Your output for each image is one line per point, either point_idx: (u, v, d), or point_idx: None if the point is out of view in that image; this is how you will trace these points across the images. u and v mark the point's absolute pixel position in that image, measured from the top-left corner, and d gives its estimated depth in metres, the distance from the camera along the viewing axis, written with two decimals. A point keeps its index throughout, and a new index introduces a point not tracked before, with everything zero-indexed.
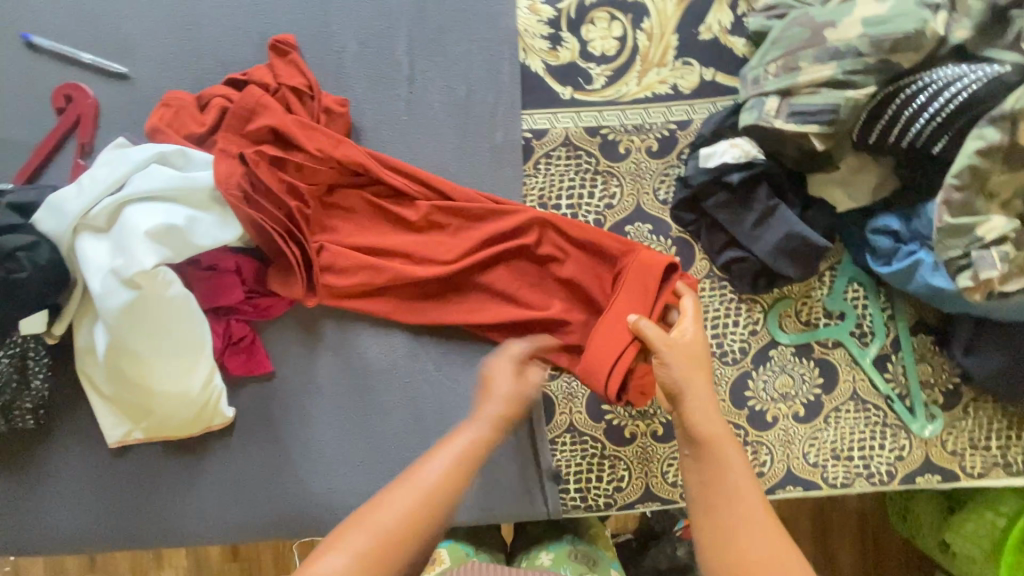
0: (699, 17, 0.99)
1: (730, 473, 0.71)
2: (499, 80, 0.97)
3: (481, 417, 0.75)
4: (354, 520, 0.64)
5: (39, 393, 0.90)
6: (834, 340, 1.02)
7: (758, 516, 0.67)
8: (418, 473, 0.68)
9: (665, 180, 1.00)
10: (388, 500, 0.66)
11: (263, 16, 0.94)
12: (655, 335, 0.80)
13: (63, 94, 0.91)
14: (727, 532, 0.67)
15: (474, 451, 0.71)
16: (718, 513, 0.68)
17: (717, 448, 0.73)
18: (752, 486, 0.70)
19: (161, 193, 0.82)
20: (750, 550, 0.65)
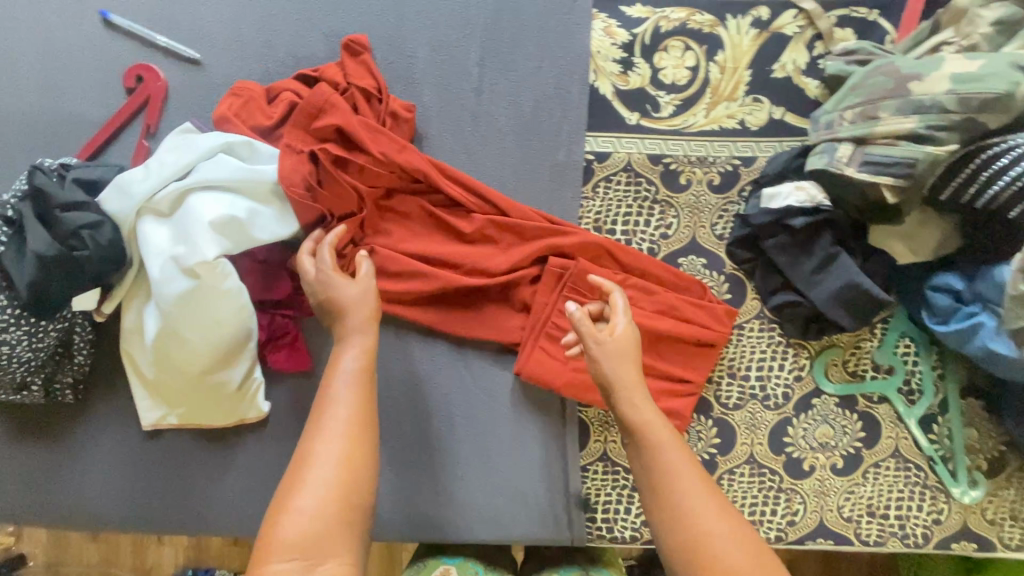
0: (775, 54, 0.97)
1: (663, 447, 0.71)
2: (566, 100, 0.96)
3: (350, 332, 0.78)
4: (290, 484, 0.64)
5: (80, 368, 0.91)
6: (880, 394, 1.00)
7: (689, 476, 0.69)
8: (331, 419, 0.70)
9: (723, 216, 0.99)
10: (320, 452, 0.66)
11: (338, 14, 0.94)
12: (588, 326, 0.80)
13: (135, 74, 0.92)
14: (671, 507, 0.67)
15: (362, 384, 0.74)
16: (662, 490, 0.69)
17: (645, 426, 0.73)
18: (677, 450, 0.71)
19: (227, 184, 0.82)
20: (695, 520, 0.66)
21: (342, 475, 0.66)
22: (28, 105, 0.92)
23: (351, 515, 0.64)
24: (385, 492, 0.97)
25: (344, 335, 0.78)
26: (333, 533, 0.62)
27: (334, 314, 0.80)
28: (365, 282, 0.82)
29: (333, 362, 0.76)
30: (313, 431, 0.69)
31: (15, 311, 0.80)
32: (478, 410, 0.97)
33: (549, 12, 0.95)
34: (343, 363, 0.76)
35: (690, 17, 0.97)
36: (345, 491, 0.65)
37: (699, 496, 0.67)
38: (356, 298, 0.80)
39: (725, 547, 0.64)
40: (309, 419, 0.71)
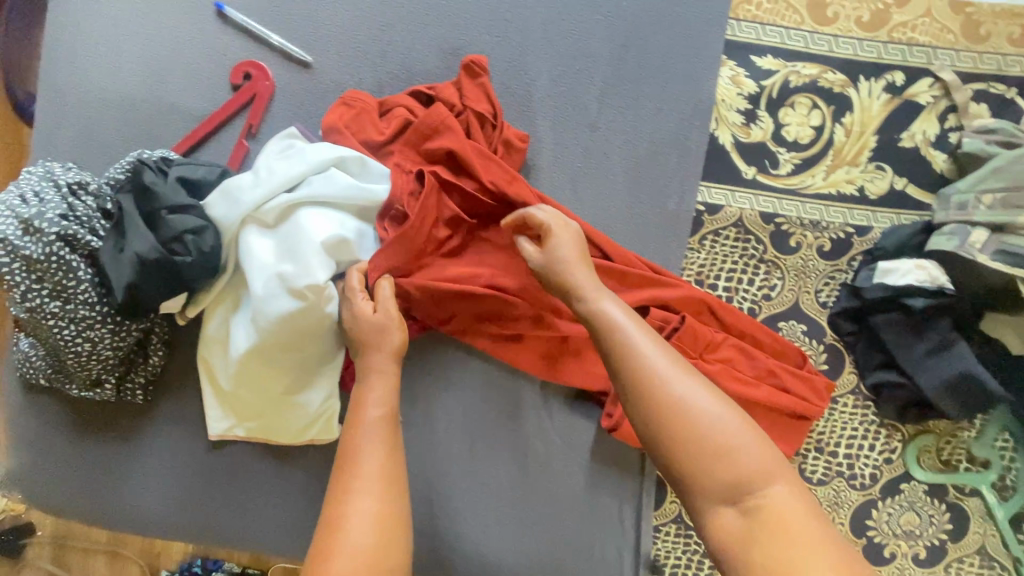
0: (904, 122, 0.93)
1: (623, 328, 0.67)
2: (685, 146, 0.92)
3: (372, 369, 0.74)
4: (321, 554, 0.59)
5: (154, 369, 0.87)
6: (972, 487, 0.95)
7: (652, 349, 0.65)
8: (358, 481, 0.65)
9: (829, 284, 0.95)
10: (351, 517, 0.61)
11: (459, 32, 0.90)
12: (531, 249, 0.79)
13: (243, 71, 0.89)
14: (636, 383, 0.63)
15: (387, 437, 0.69)
16: (628, 371, 0.64)
17: (600, 313, 0.69)
18: (635, 328, 0.67)
19: (337, 201, 0.79)
20: (663, 388, 0.62)
21: (377, 544, 0.60)
22: (130, 91, 0.88)
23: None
24: (445, 535, 0.91)
25: (369, 373, 0.74)
26: None
27: (360, 344, 0.76)
28: (385, 316, 0.76)
29: (357, 405, 0.72)
30: (340, 496, 0.64)
31: (105, 309, 0.76)
32: (554, 456, 0.93)
33: (677, 52, 0.91)
34: (366, 410, 0.71)
35: (821, 75, 0.92)
36: (383, 557, 0.59)
37: (665, 366, 0.63)
38: (380, 329, 0.76)
39: (698, 410, 0.60)
40: (335, 473, 0.67)
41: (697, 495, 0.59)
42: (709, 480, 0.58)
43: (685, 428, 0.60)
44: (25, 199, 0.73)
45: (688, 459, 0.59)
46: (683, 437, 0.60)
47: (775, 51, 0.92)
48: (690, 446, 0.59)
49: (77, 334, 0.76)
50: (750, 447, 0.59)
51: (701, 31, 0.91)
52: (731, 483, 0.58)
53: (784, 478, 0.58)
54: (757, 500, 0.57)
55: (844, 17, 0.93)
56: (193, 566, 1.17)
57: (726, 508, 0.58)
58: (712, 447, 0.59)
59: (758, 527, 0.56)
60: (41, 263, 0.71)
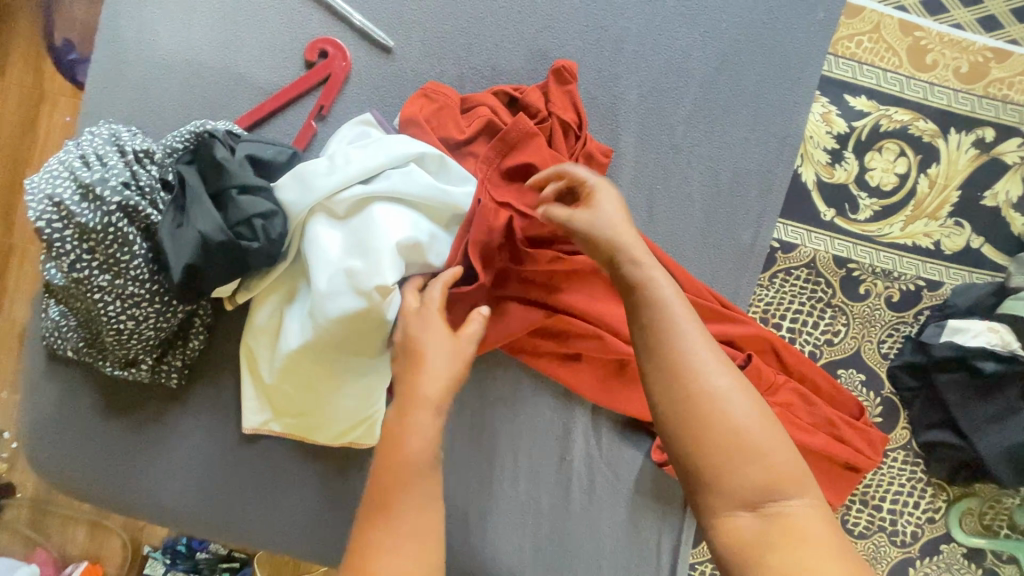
0: (988, 180, 0.92)
1: (668, 304, 0.58)
2: (769, 179, 0.89)
3: (419, 399, 0.62)
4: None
5: (192, 353, 0.82)
6: (1010, 555, 0.93)
7: (696, 335, 0.56)
8: (387, 534, 0.56)
9: (892, 336, 0.93)
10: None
11: (552, 36, 0.87)
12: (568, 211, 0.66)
13: (319, 48, 0.85)
14: (668, 370, 0.54)
15: (424, 484, 0.59)
16: (662, 353, 0.55)
17: (649, 285, 0.59)
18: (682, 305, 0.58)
19: (414, 198, 0.74)
20: (698, 380, 0.54)
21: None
22: (200, 56, 0.84)
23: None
24: (478, 556, 0.87)
25: (413, 400, 0.62)
26: None
27: (412, 362, 0.65)
28: (457, 348, 0.66)
29: (394, 438, 0.60)
30: (370, 546, 0.55)
31: (155, 287, 0.70)
32: (598, 485, 0.90)
33: (772, 82, 0.89)
34: (403, 452, 0.59)
35: (912, 122, 0.92)
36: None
37: (706, 356, 0.55)
38: (441, 352, 0.65)
39: (732, 408, 0.53)
40: (364, 513, 0.58)
41: (713, 493, 0.52)
42: (728, 480, 0.52)
43: (714, 424, 0.53)
44: (87, 161, 0.68)
45: (711, 455, 0.52)
46: (711, 435, 0.52)
47: (869, 92, 0.92)
48: (717, 448, 0.52)
49: (121, 311, 0.70)
50: (782, 453, 0.53)
51: (799, 64, 0.89)
52: (753, 485, 0.52)
53: (810, 489, 0.53)
54: (777, 506, 0.51)
55: (943, 65, 0.93)
56: (178, 544, 1.11)
57: (742, 511, 0.51)
58: (739, 449, 0.52)
59: (777, 533, 0.50)
60: (96, 234, 0.66)
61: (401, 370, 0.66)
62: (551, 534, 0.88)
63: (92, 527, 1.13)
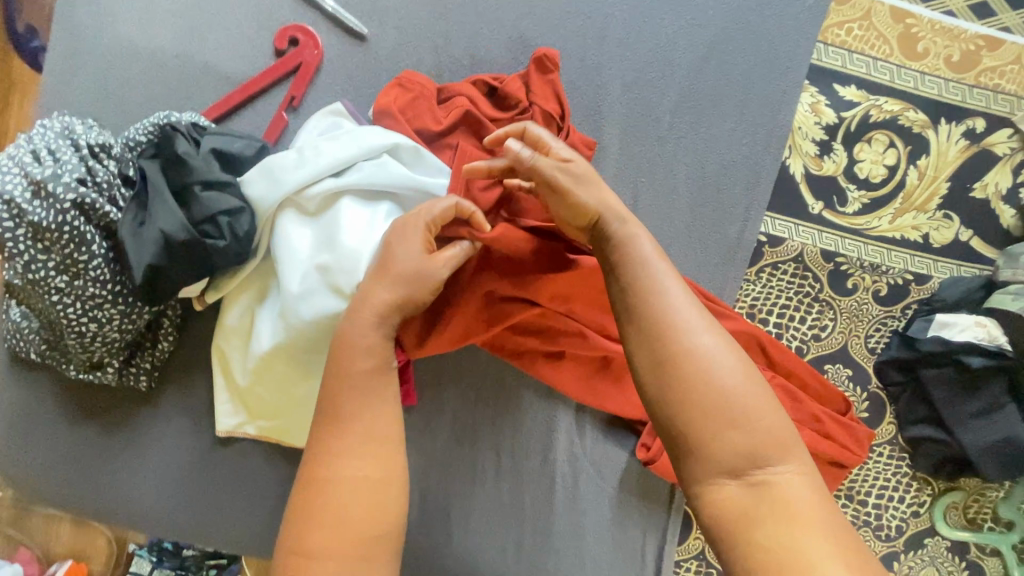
0: (978, 172, 0.91)
1: (649, 264, 0.57)
2: (757, 172, 0.87)
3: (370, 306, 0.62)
4: (302, 521, 0.55)
5: (162, 354, 0.79)
6: (993, 547, 0.93)
7: (679, 296, 0.55)
8: (343, 439, 0.58)
9: (880, 331, 0.92)
10: (337, 483, 0.56)
11: (534, 24, 0.84)
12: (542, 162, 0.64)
13: (289, 35, 0.81)
14: (651, 327, 0.53)
15: (366, 396, 0.60)
16: (647, 314, 0.54)
17: (629, 241, 0.59)
18: (664, 266, 0.57)
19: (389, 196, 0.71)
20: (682, 339, 0.52)
21: (366, 511, 0.55)
22: (167, 46, 0.80)
23: (383, 551, 0.55)
24: (460, 555, 0.86)
25: (365, 306, 0.62)
26: (362, 542, 0.54)
27: (378, 269, 0.63)
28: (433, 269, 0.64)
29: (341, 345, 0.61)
30: (326, 456, 0.58)
31: (117, 288, 0.68)
32: (583, 483, 0.88)
33: (761, 72, 0.86)
34: (351, 360, 0.61)
35: (902, 112, 0.90)
36: (366, 532, 0.55)
37: (689, 315, 0.54)
38: (409, 270, 0.63)
39: (715, 367, 0.51)
40: (317, 424, 0.60)
41: (696, 459, 0.50)
42: (718, 447, 0.49)
43: (695, 383, 0.51)
44: (39, 157, 0.65)
45: (697, 417, 0.50)
46: (692, 393, 0.50)
47: (859, 81, 0.90)
48: (704, 414, 0.50)
49: (82, 312, 0.67)
50: (769, 415, 0.50)
51: (787, 53, 0.87)
52: (739, 451, 0.49)
53: (798, 457, 0.50)
54: (766, 475, 0.48)
55: (933, 54, 0.91)
56: (163, 542, 1.08)
57: (728, 479, 0.49)
58: (726, 413, 0.50)
59: (765, 507, 0.47)
60: (50, 233, 0.63)
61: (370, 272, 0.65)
62: (534, 533, 0.87)
63: (73, 526, 1.10)
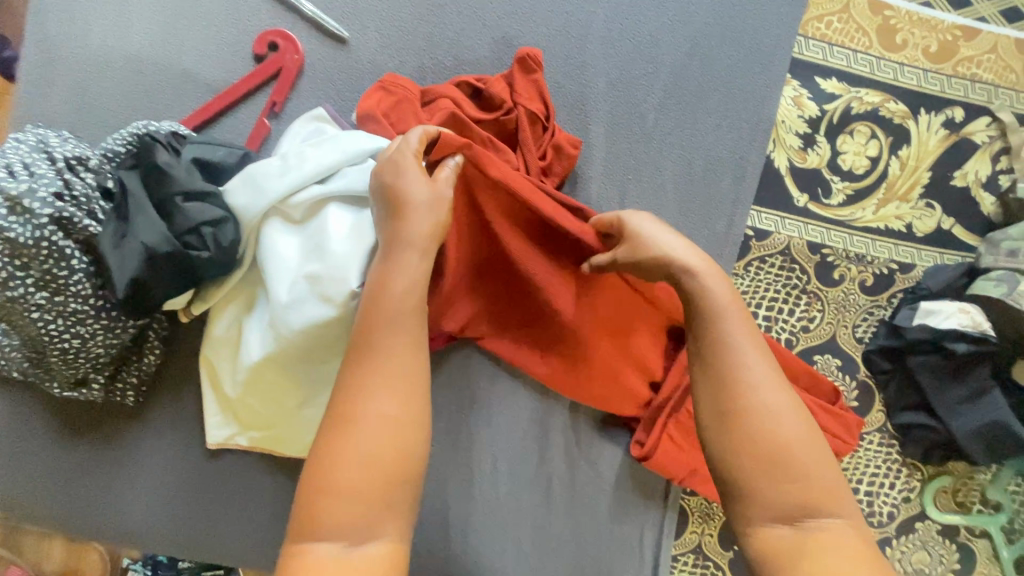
0: (958, 160, 0.92)
1: (724, 319, 0.59)
2: (742, 166, 0.87)
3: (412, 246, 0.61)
4: (327, 454, 0.51)
5: (148, 368, 0.78)
6: (982, 529, 0.95)
7: (751, 350, 0.57)
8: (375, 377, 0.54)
9: (867, 320, 0.93)
10: (367, 417, 0.52)
11: (517, 23, 0.84)
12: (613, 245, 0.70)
13: (268, 40, 0.80)
14: (722, 377, 0.56)
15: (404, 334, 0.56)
16: (717, 365, 0.57)
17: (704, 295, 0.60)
18: (738, 321, 0.59)
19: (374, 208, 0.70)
20: (748, 392, 0.55)
21: (394, 452, 0.51)
22: (144, 55, 0.79)
23: (404, 495, 0.51)
24: (458, 558, 0.85)
25: (399, 245, 0.61)
26: (379, 491, 0.50)
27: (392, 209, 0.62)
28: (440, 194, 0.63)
29: (378, 286, 0.59)
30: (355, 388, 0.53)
31: (100, 303, 0.66)
32: (579, 481, 0.88)
33: (744, 67, 0.87)
34: (388, 299, 0.58)
35: (883, 104, 0.91)
36: (392, 474, 0.51)
37: (759, 371, 0.56)
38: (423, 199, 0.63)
39: (781, 422, 0.53)
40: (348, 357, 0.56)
41: (751, 504, 0.52)
42: (774, 494, 0.51)
43: (757, 435, 0.53)
44: (13, 171, 0.63)
45: (757, 464, 0.52)
46: (752, 442, 0.53)
47: (840, 74, 0.91)
48: (763, 463, 0.52)
49: (64, 328, 0.66)
50: (826, 471, 0.52)
51: (769, 48, 0.87)
52: (794, 500, 0.51)
53: (853, 513, 0.51)
54: (819, 524, 0.50)
55: (912, 45, 0.92)
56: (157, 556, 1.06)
57: (781, 523, 0.51)
58: (786, 465, 0.52)
59: (811, 546, 0.49)
60: (28, 250, 0.62)
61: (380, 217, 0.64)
62: (531, 533, 0.87)
63: (65, 544, 1.07)
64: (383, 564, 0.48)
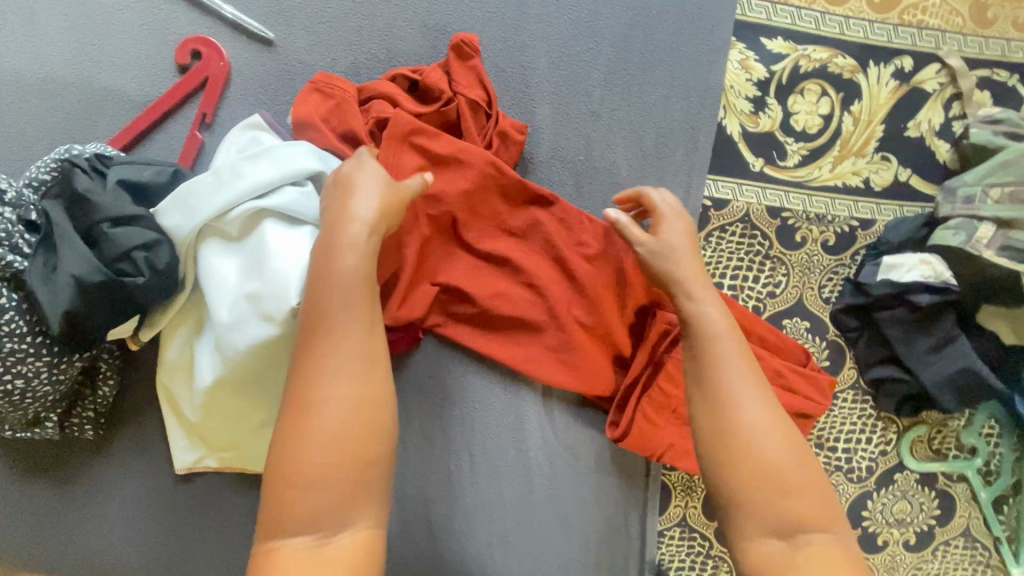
0: (911, 111, 0.91)
1: (719, 339, 0.61)
2: (695, 136, 0.85)
3: (350, 219, 0.59)
4: (288, 444, 0.50)
5: (104, 400, 0.76)
6: (959, 474, 0.96)
7: (741, 369, 0.58)
8: (328, 360, 0.53)
9: (832, 280, 0.93)
10: (324, 403, 0.51)
11: (450, 9, 0.81)
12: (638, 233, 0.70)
13: (190, 48, 0.76)
14: (713, 399, 0.57)
15: (352, 311, 0.55)
16: (710, 383, 0.58)
17: (699, 318, 0.62)
18: (733, 341, 0.60)
19: (313, 219, 0.67)
20: (739, 410, 0.56)
21: (359, 434, 0.51)
22: (61, 77, 0.75)
23: (376, 474, 0.51)
24: (444, 557, 0.85)
25: (342, 220, 0.59)
26: (347, 478, 0.50)
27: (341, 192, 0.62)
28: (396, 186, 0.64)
29: (322, 265, 0.57)
30: (306, 374, 0.52)
31: (38, 340, 0.64)
32: (559, 469, 0.88)
33: (687, 34, 0.85)
34: (334, 274, 0.56)
35: (831, 59, 0.90)
36: (358, 458, 0.51)
37: (748, 390, 0.57)
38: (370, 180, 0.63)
39: (770, 439, 0.54)
40: (298, 342, 0.55)
41: (743, 520, 0.53)
42: (767, 509, 0.52)
43: (751, 456, 0.54)
44: None
45: (748, 480, 0.53)
46: (741, 463, 0.54)
47: (785, 33, 0.89)
48: (756, 482, 0.53)
49: (4, 370, 0.64)
50: (813, 488, 0.53)
51: (710, 13, 0.85)
52: (784, 516, 0.52)
53: (839, 528, 0.53)
54: (808, 540, 0.51)
55: None
56: None
57: (774, 537, 0.52)
58: (776, 482, 0.53)
59: (804, 560, 0.50)
60: None
61: (328, 200, 0.62)
62: (515, 524, 0.86)
63: None
64: (360, 548, 0.49)
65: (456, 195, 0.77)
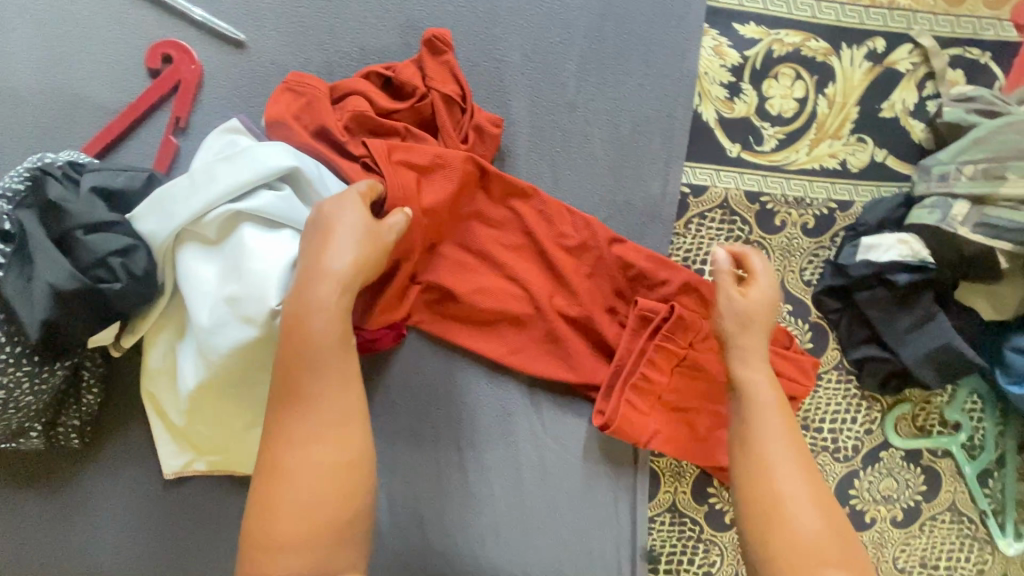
0: (885, 91, 0.92)
1: (767, 412, 0.64)
2: (671, 123, 0.86)
3: (324, 275, 0.60)
4: (266, 510, 0.54)
5: (89, 407, 0.76)
6: (944, 449, 0.97)
7: (784, 447, 0.61)
8: (304, 424, 0.56)
9: (812, 262, 0.93)
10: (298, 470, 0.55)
11: (421, 4, 0.81)
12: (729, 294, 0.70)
13: (161, 52, 0.76)
14: (755, 470, 0.61)
15: (329, 375, 0.58)
16: (756, 455, 0.61)
17: (749, 386, 0.65)
18: (778, 416, 0.63)
19: (288, 220, 0.67)
20: (777, 486, 0.59)
21: (334, 500, 0.55)
22: (31, 85, 0.75)
23: (350, 534, 0.55)
24: (435, 551, 0.86)
25: (316, 276, 0.60)
26: (321, 541, 0.54)
27: (318, 236, 0.62)
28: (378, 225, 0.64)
29: (296, 322, 0.59)
30: (280, 439, 0.56)
31: (18, 350, 0.64)
32: (547, 459, 0.88)
33: (659, 22, 0.85)
34: (308, 333, 0.58)
35: (804, 43, 0.90)
36: (334, 523, 0.55)
37: (789, 467, 0.60)
38: (350, 220, 0.62)
39: (805, 518, 0.57)
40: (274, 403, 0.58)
41: None
42: None
43: (785, 534, 0.57)
44: None
45: (783, 556, 0.56)
46: (779, 534, 0.57)
47: (758, 18, 0.90)
48: (791, 560, 0.56)
49: None
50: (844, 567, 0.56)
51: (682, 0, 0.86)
52: None
53: None
54: None
55: None
56: None
57: None
58: (805, 559, 0.56)
59: None
60: None
61: (306, 244, 0.62)
62: (506, 515, 0.87)
63: None
64: None
65: (443, 199, 0.76)
